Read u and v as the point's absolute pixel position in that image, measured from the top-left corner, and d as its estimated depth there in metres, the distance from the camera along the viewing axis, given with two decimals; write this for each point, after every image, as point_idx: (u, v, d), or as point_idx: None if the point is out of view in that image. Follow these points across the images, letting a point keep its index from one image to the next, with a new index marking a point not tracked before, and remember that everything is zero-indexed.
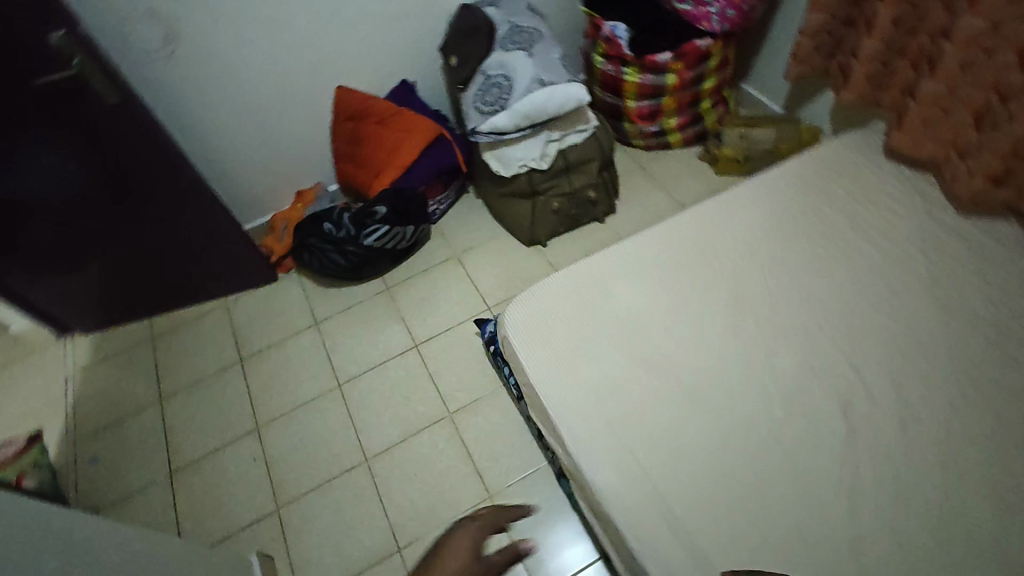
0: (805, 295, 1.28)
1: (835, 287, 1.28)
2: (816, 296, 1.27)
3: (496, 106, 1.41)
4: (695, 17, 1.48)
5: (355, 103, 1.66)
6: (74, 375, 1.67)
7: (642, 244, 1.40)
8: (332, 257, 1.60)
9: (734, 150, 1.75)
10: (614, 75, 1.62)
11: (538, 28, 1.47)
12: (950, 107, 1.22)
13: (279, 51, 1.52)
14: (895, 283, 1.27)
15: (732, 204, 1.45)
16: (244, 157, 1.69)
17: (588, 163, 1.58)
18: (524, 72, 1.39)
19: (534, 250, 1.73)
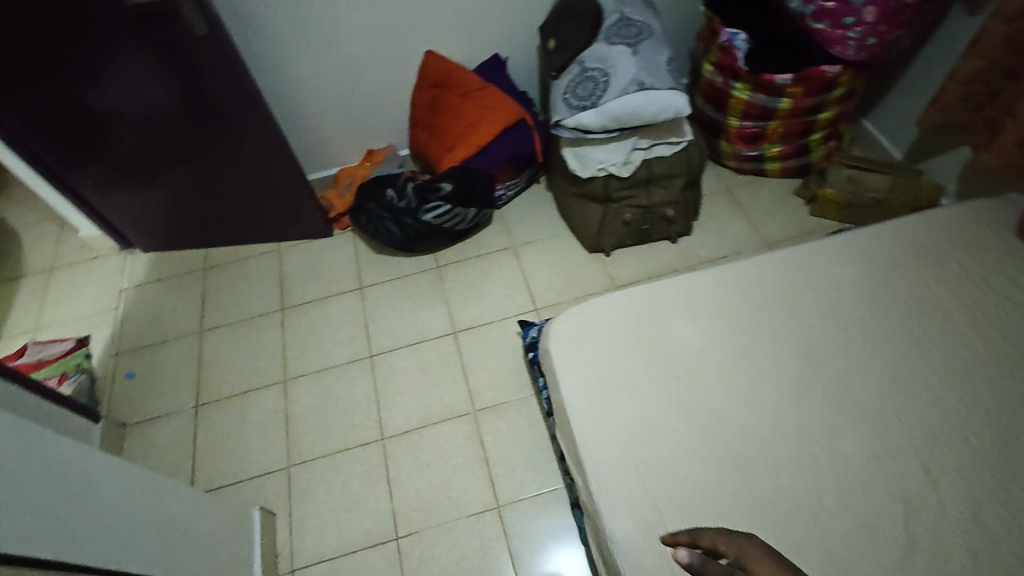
0: (887, 374, 1.13)
1: (924, 372, 1.13)
2: (900, 378, 1.13)
3: (587, 101, 1.30)
4: (828, 39, 1.31)
5: (442, 70, 1.59)
6: (128, 288, 1.72)
7: (714, 280, 1.28)
8: (388, 226, 1.55)
9: (836, 192, 1.59)
10: (721, 87, 1.48)
11: (650, 21, 1.34)
12: None
13: (375, 4, 1.46)
14: (998, 384, 1.11)
15: (823, 255, 1.30)
16: (323, 106, 1.66)
17: (672, 180, 1.47)
18: (625, 69, 1.27)
19: (595, 258, 1.64)
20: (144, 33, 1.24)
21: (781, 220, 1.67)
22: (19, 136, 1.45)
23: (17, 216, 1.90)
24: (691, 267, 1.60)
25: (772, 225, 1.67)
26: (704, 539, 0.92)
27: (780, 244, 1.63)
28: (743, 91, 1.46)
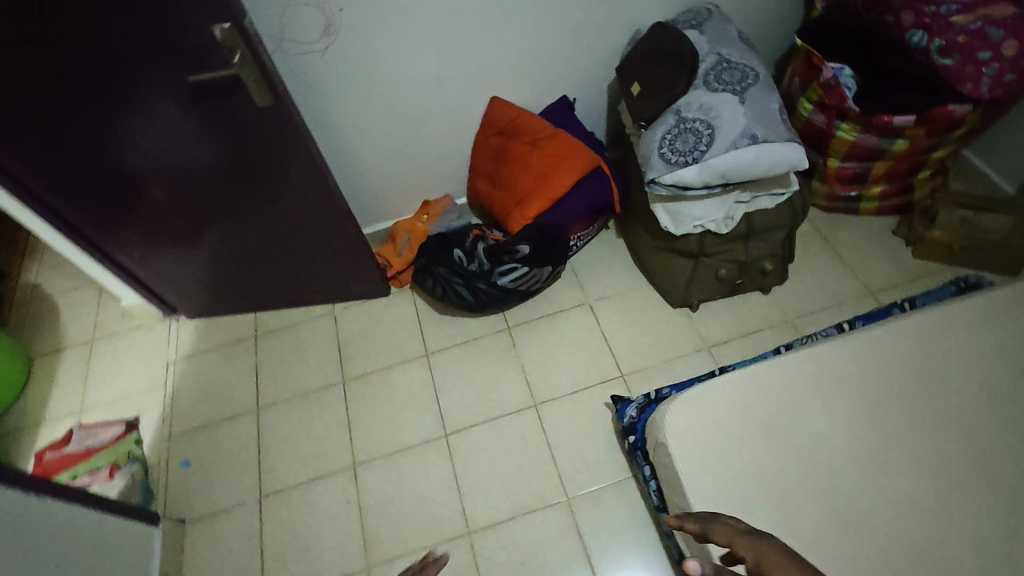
0: None
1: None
2: None
3: (689, 157, 1.16)
4: (957, 76, 1.15)
5: (509, 118, 1.48)
6: (175, 362, 1.60)
7: (843, 355, 1.13)
8: (459, 290, 1.42)
9: (948, 235, 1.45)
10: (824, 128, 1.35)
11: (752, 62, 1.20)
12: None
13: (440, 54, 1.34)
14: None
15: (964, 320, 1.15)
16: (379, 160, 1.52)
17: (774, 232, 1.33)
18: (734, 121, 1.13)
19: (680, 314, 1.51)
20: (199, 106, 1.12)
21: (883, 266, 1.52)
22: (58, 209, 1.33)
23: (54, 283, 1.79)
24: (789, 322, 1.46)
25: (873, 270, 1.52)
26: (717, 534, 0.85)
27: (885, 292, 1.48)
28: (850, 132, 1.31)
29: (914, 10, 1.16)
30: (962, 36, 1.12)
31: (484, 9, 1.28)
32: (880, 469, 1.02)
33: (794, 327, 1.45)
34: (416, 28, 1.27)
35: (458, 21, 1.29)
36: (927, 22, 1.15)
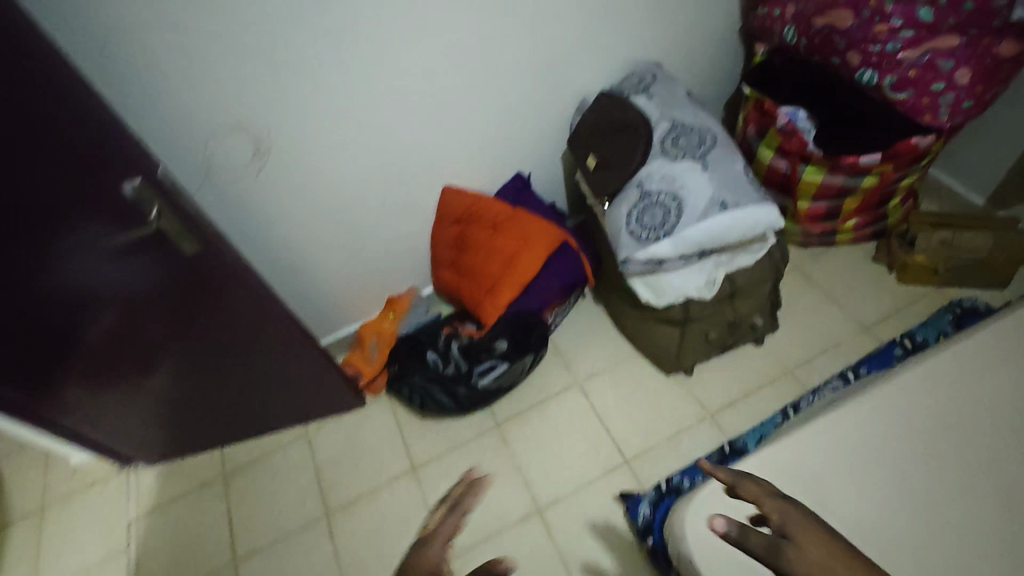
0: None
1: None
2: None
3: (659, 232, 1.09)
4: (914, 109, 1.12)
5: (466, 206, 1.42)
6: (137, 520, 1.44)
7: (862, 418, 1.04)
8: (438, 397, 1.32)
9: (930, 259, 1.40)
10: (788, 173, 1.31)
11: (707, 123, 1.16)
12: None
13: (382, 154, 1.26)
14: None
15: (976, 359, 1.08)
16: (333, 268, 1.42)
17: (759, 287, 1.26)
18: (699, 189, 1.08)
19: (675, 381, 1.42)
20: (120, 264, 1.01)
21: (873, 297, 1.47)
22: None
23: None
24: (790, 373, 1.38)
25: (863, 303, 1.46)
26: (747, 492, 0.86)
27: (880, 326, 1.42)
28: (816, 174, 1.27)
29: (860, 51, 1.12)
30: (914, 69, 1.08)
31: (422, 104, 1.22)
32: (929, 548, 0.92)
33: (797, 378, 1.37)
34: (353, 135, 1.20)
35: (396, 120, 1.22)
36: (875, 61, 1.11)
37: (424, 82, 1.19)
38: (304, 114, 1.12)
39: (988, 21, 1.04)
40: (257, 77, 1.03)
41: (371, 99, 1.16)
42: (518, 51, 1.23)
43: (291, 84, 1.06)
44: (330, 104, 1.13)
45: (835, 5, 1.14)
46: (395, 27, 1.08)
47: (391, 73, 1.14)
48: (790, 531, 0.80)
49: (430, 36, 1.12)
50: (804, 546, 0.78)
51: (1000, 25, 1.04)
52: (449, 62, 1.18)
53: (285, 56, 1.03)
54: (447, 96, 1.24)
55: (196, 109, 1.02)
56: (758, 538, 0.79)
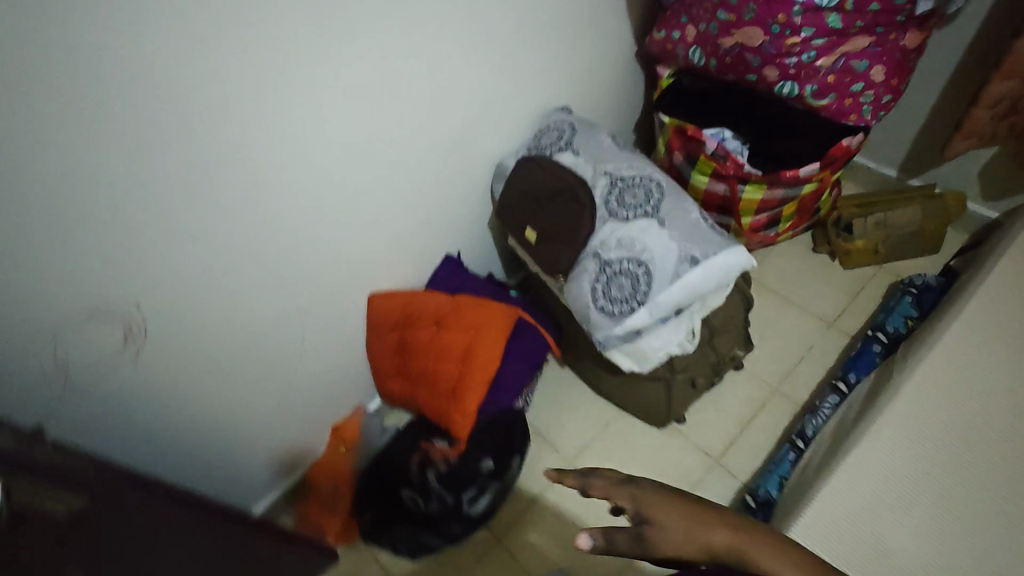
0: None
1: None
2: None
3: (632, 302, 0.98)
4: (839, 112, 1.09)
5: (400, 308, 1.23)
6: None
7: (885, 444, 0.99)
8: (431, 540, 1.17)
9: (867, 242, 1.41)
10: (727, 194, 1.25)
11: (645, 170, 1.06)
12: None
13: (288, 282, 1.05)
14: None
15: (958, 348, 1.08)
16: (260, 420, 1.18)
17: (733, 321, 1.19)
18: (664, 248, 0.97)
19: (669, 431, 1.32)
20: None
21: (826, 290, 1.46)
22: None
23: None
24: (777, 392, 1.33)
25: (819, 299, 1.45)
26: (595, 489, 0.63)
27: (842, 318, 1.41)
28: (756, 191, 1.23)
29: (776, 65, 1.07)
30: (832, 75, 1.06)
31: (322, 215, 1.02)
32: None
33: (786, 397, 1.32)
34: (251, 273, 0.98)
35: (295, 242, 1.01)
36: (793, 73, 1.06)
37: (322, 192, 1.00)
38: (183, 269, 0.88)
39: (893, 17, 1.00)
40: (112, 248, 0.79)
41: (265, 230, 0.96)
42: (420, 131, 1.07)
43: (159, 242, 0.83)
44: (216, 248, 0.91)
45: (739, 22, 1.06)
46: (275, 143, 0.89)
47: (282, 193, 0.94)
48: (647, 512, 0.61)
49: (318, 142, 0.94)
50: (664, 521, 0.61)
51: (903, 18, 1.01)
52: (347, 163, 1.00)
53: (143, 214, 0.80)
54: (353, 199, 1.05)
55: (32, 308, 0.76)
56: (622, 538, 0.59)
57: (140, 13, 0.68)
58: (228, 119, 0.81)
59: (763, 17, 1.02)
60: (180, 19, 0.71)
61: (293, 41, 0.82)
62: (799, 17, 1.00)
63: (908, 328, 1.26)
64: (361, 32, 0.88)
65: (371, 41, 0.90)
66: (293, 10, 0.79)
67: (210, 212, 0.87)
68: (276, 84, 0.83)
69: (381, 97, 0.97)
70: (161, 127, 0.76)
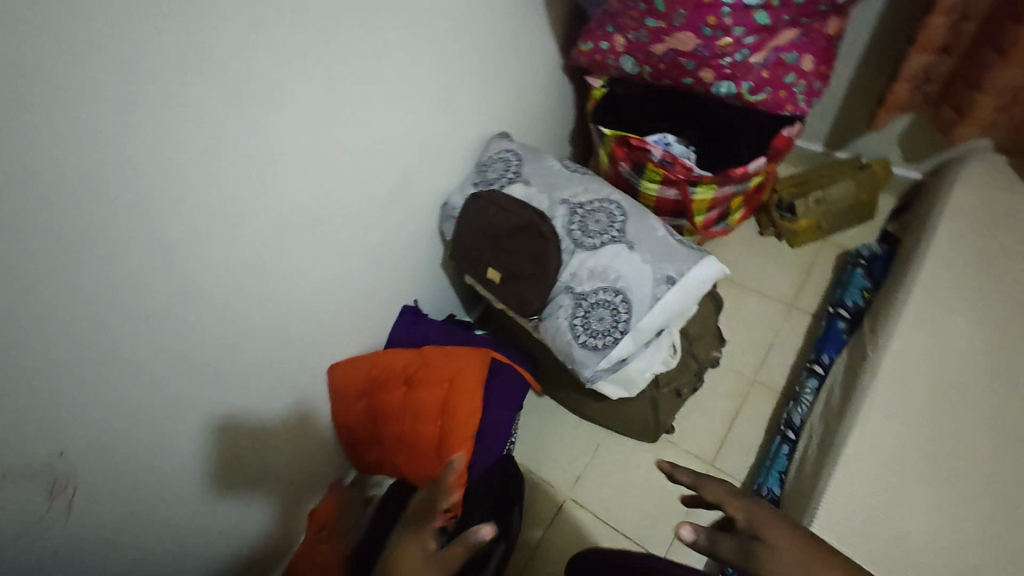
0: None
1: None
2: None
3: (615, 333, 0.93)
4: (775, 104, 1.09)
5: (365, 372, 1.14)
6: None
7: (877, 425, 1.01)
8: None
9: (811, 219, 1.45)
10: (679, 199, 1.24)
11: (603, 192, 1.02)
12: None
13: (244, 377, 0.91)
14: None
15: (920, 315, 1.11)
16: (229, 534, 1.03)
17: (708, 325, 1.18)
18: (638, 272, 0.94)
19: (660, 443, 1.30)
20: None
21: (781, 271, 1.49)
22: None
23: None
24: (756, 382, 1.34)
25: (776, 282, 1.48)
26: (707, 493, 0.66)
27: (800, 297, 1.44)
28: (706, 192, 1.22)
29: (712, 67, 1.05)
30: (765, 70, 1.05)
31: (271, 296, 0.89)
32: (1014, 533, 0.90)
33: (765, 384, 1.34)
34: (206, 384, 0.84)
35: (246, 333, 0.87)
36: (729, 72, 1.06)
37: (276, 277, 0.88)
38: (130, 406, 0.74)
39: (816, 8, 1.01)
40: (37, 405, 0.63)
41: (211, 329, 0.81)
42: (367, 187, 0.97)
43: (89, 380, 0.68)
44: (167, 370, 0.77)
45: (670, 28, 1.04)
46: (220, 239, 0.76)
47: (230, 287, 0.81)
48: (756, 528, 0.62)
49: (263, 225, 0.81)
50: (776, 543, 0.60)
51: (826, 8, 1.02)
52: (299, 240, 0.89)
53: (66, 352, 0.64)
54: (308, 277, 0.94)
55: None
56: (726, 541, 0.61)
57: (38, 126, 0.54)
58: (162, 226, 0.68)
59: (694, 21, 1.01)
60: (88, 126, 0.57)
61: (221, 121, 0.69)
62: (729, 17, 0.99)
63: (866, 300, 1.29)
64: (294, 96, 0.77)
65: (308, 104, 0.79)
66: (217, 88, 0.67)
67: (154, 334, 0.73)
68: (210, 173, 0.71)
69: (323, 161, 0.86)
70: (74, 247, 0.60)
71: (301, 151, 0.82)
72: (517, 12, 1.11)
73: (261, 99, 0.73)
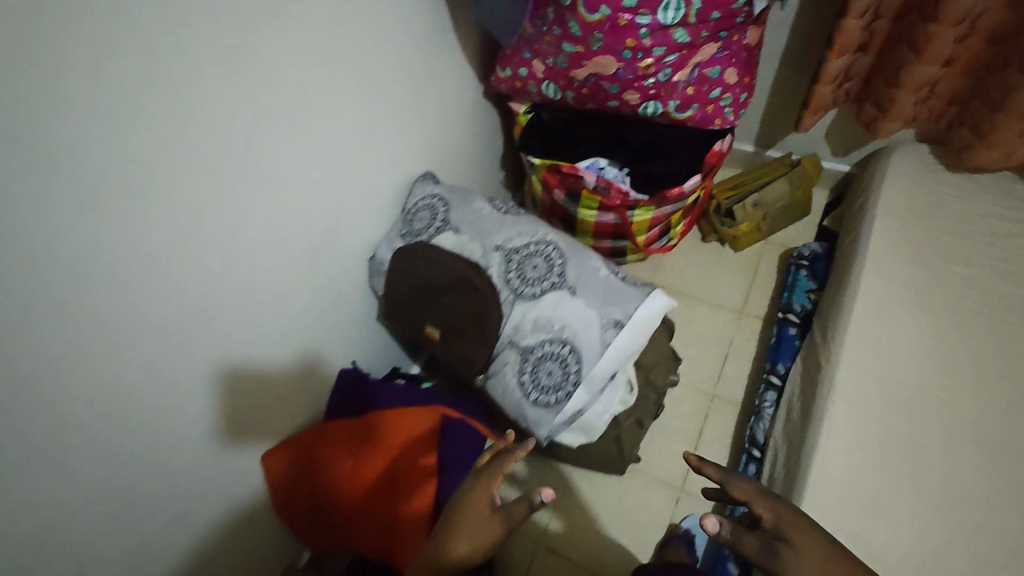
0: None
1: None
2: None
3: (568, 387, 0.87)
4: (704, 120, 1.07)
5: (307, 449, 1.02)
6: None
7: (841, 441, 0.99)
8: None
9: (751, 223, 1.43)
10: (619, 222, 1.20)
11: (538, 233, 0.95)
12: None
13: (165, 498, 0.77)
14: None
15: (868, 318, 1.11)
16: None
17: (664, 353, 1.15)
18: (583, 319, 0.88)
19: (629, 475, 1.26)
20: None
21: (727, 279, 1.47)
22: None
23: None
24: (716, 398, 1.33)
25: (725, 290, 1.46)
26: (736, 491, 0.75)
27: (749, 304, 1.43)
28: (645, 212, 1.18)
29: (636, 89, 1.01)
30: (690, 86, 1.02)
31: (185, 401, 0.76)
32: (983, 535, 0.90)
33: (725, 400, 1.32)
34: (126, 526, 0.72)
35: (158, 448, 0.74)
36: (654, 93, 1.02)
37: (193, 383, 0.75)
38: None
39: (733, 21, 0.97)
40: None
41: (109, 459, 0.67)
42: (288, 261, 0.86)
43: None
44: (70, 526, 0.65)
45: (588, 53, 0.98)
46: (111, 361, 0.63)
47: (127, 403, 0.68)
48: (783, 529, 0.71)
49: (166, 330, 0.69)
50: (801, 546, 0.69)
51: (744, 18, 0.97)
52: (215, 335, 0.77)
53: None
54: (231, 373, 0.83)
55: None
56: (752, 540, 0.71)
57: None
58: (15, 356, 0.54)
59: (613, 45, 0.95)
60: None
61: (79, 216, 0.57)
62: (647, 39, 0.94)
63: (813, 302, 1.30)
64: (181, 181, 0.66)
65: (196, 187, 0.68)
66: (75, 195, 0.56)
67: (31, 488, 0.59)
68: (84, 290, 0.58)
69: (233, 245, 0.75)
70: None
71: (200, 239, 0.70)
72: (427, 48, 1.03)
73: (132, 191, 0.61)
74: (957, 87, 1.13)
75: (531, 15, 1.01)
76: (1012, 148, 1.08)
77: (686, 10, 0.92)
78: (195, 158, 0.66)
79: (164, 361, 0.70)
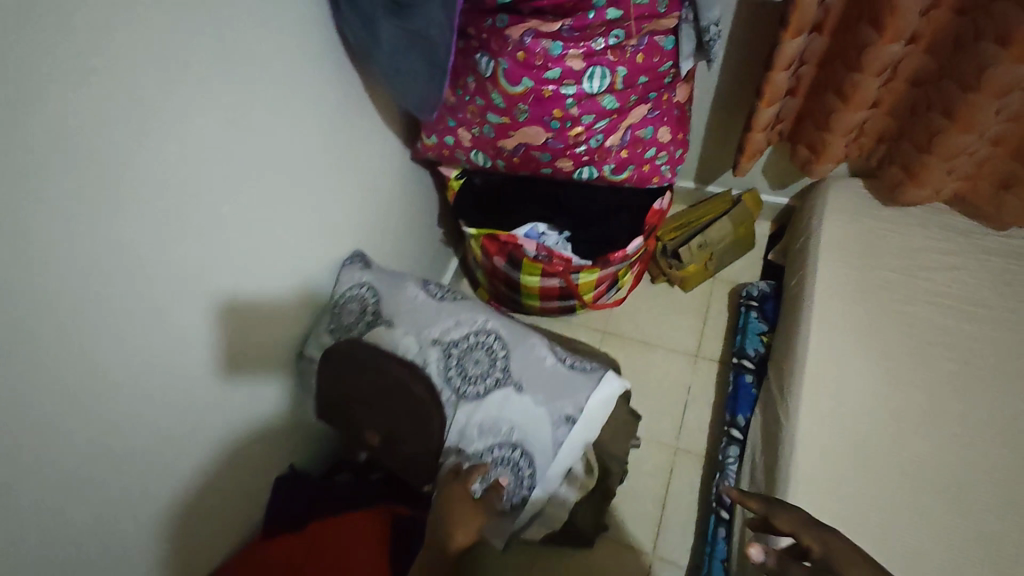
0: (983, 436, 1.00)
1: (1018, 404, 1.02)
2: (988, 428, 1.01)
3: (521, 494, 0.81)
4: (641, 180, 1.02)
5: None
6: None
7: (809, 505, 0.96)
8: None
9: (697, 264, 1.40)
10: (565, 285, 1.16)
11: (477, 322, 0.89)
12: (961, 158, 1.03)
13: None
14: None
15: (823, 367, 1.09)
16: None
17: (622, 420, 1.10)
18: (532, 418, 0.82)
19: (600, 545, 1.20)
20: None
21: (679, 321, 1.44)
22: None
23: None
24: (680, 450, 1.29)
25: (679, 334, 1.43)
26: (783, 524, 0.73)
27: (704, 346, 1.40)
28: (590, 274, 1.14)
29: (569, 157, 0.96)
30: (624, 149, 0.97)
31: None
32: None
33: (689, 451, 1.29)
34: None
35: None
36: (587, 159, 0.97)
37: (82, 555, 0.65)
38: None
39: (661, 81, 0.93)
40: None
41: None
42: (193, 384, 0.76)
43: None
44: None
45: (514, 124, 0.92)
46: None
47: None
48: (835, 563, 0.68)
49: (24, 514, 0.58)
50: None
51: (671, 78, 0.94)
52: (106, 493, 0.67)
53: None
54: (138, 530, 0.72)
55: None
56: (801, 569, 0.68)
57: None
58: None
59: (539, 116, 0.90)
60: None
61: None
62: (574, 108, 0.89)
63: (766, 345, 1.28)
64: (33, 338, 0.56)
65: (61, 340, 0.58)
66: None
67: None
68: None
69: (118, 391, 0.65)
70: None
71: (67, 398, 0.60)
72: (341, 125, 0.95)
73: None
74: (884, 126, 1.13)
75: (452, 84, 0.95)
76: (941, 185, 1.09)
77: (612, 77, 0.87)
78: (36, 305, 0.56)
79: (37, 542, 0.60)
